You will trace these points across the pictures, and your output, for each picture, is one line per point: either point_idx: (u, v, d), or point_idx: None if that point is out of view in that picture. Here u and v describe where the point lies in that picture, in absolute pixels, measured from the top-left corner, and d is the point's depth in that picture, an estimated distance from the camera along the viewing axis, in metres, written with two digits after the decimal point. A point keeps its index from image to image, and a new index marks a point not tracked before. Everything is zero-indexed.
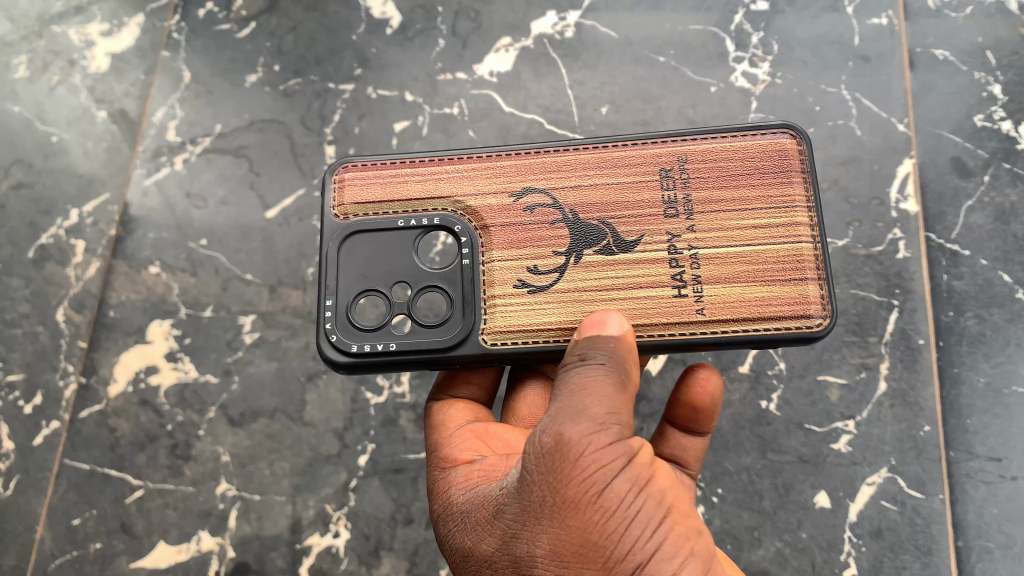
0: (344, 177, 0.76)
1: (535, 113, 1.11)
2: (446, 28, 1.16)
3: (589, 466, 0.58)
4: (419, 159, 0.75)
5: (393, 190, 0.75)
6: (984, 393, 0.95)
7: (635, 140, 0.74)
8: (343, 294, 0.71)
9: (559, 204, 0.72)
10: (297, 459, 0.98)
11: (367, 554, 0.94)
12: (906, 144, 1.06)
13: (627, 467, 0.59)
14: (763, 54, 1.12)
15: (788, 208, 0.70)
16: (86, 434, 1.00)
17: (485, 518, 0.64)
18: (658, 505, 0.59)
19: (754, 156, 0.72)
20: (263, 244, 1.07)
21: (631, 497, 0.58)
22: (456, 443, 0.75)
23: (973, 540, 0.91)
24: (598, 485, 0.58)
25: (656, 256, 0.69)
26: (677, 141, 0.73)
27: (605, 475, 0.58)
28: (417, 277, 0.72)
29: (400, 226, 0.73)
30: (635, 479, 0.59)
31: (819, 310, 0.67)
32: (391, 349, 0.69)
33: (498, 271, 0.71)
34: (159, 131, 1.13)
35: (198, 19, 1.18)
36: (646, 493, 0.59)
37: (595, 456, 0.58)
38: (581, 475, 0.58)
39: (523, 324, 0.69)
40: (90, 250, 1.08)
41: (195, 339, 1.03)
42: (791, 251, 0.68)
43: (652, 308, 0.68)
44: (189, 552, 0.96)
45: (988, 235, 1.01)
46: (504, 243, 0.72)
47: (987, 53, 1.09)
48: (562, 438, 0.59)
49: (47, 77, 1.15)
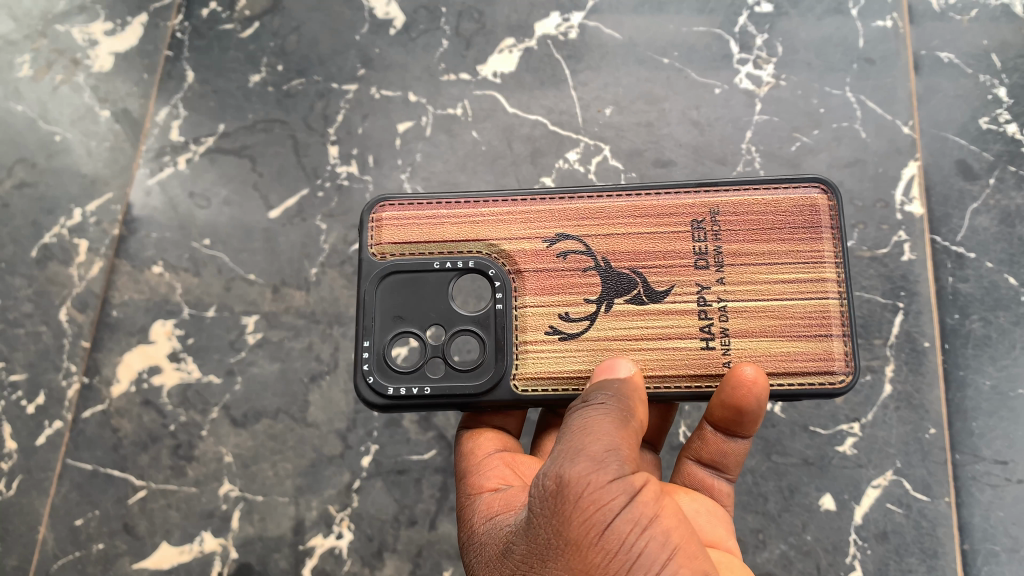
0: (381, 216, 0.77)
1: (540, 114, 1.11)
2: (450, 29, 1.15)
3: (589, 507, 0.58)
4: (453, 202, 0.77)
5: (429, 231, 0.77)
6: (990, 396, 0.95)
7: (669, 190, 0.76)
8: (379, 336, 0.74)
9: (592, 252, 0.75)
10: (301, 460, 0.98)
11: (370, 556, 0.94)
12: (911, 146, 1.06)
13: (629, 506, 0.59)
14: (767, 56, 1.11)
15: (816, 263, 0.72)
16: (89, 435, 1.00)
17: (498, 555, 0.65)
18: (662, 546, 0.58)
19: (788, 212, 0.74)
20: (266, 245, 1.07)
21: (633, 538, 0.58)
22: (485, 471, 0.75)
23: (980, 543, 0.91)
24: (598, 526, 0.58)
25: (686, 307, 0.72)
26: (710, 192, 0.75)
27: (604, 515, 0.58)
28: (450, 319, 0.74)
29: (435, 268, 0.76)
30: (637, 519, 0.59)
31: (842, 367, 0.70)
32: (425, 394, 0.72)
33: (532, 319, 0.74)
34: (162, 130, 1.13)
35: (201, 18, 1.18)
36: (649, 534, 0.59)
37: (594, 497, 0.59)
38: (581, 517, 0.58)
39: (553, 370, 0.72)
40: (93, 250, 1.08)
41: (198, 339, 1.03)
42: (818, 308, 0.72)
43: (679, 360, 0.71)
44: (192, 553, 0.95)
45: (994, 237, 1.01)
46: (537, 288, 0.74)
47: (992, 55, 1.09)
48: (564, 479, 0.60)
49: (50, 77, 1.15)
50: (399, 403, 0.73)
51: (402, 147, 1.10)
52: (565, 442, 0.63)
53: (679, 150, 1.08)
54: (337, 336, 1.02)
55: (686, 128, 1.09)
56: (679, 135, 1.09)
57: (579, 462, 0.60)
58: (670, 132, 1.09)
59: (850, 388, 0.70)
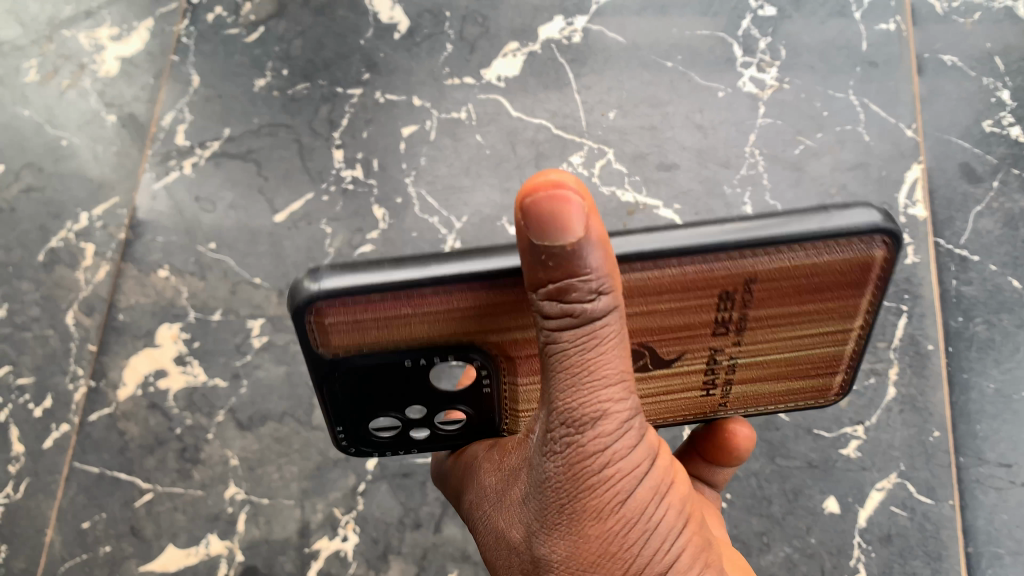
0: (321, 318, 0.58)
1: (543, 118, 1.11)
2: (454, 33, 1.16)
3: (612, 476, 0.55)
4: (417, 289, 0.57)
5: (389, 327, 0.60)
6: (994, 399, 0.95)
7: (701, 251, 0.56)
8: (352, 423, 0.69)
9: None
10: (306, 463, 0.98)
11: (376, 559, 0.94)
12: (914, 149, 1.06)
13: (649, 475, 0.57)
14: (771, 59, 1.12)
15: (846, 318, 0.64)
16: (95, 438, 1.00)
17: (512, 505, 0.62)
18: (676, 514, 0.58)
19: (837, 271, 0.59)
20: (272, 249, 1.07)
21: (652, 507, 0.57)
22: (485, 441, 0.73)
23: (983, 546, 0.91)
24: (620, 496, 0.56)
25: (695, 367, 0.67)
26: (739, 254, 0.57)
27: (628, 484, 0.56)
28: (430, 402, 0.67)
29: (406, 362, 0.63)
30: (655, 486, 0.57)
31: (835, 395, 0.72)
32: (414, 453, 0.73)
33: (525, 392, 0.67)
34: (168, 135, 1.13)
35: (207, 23, 1.19)
36: (666, 501, 0.58)
37: (619, 466, 0.55)
38: (604, 485, 0.56)
39: None
40: (100, 254, 1.08)
41: (204, 343, 1.03)
42: (831, 356, 0.68)
43: (678, 408, 0.71)
44: (198, 556, 0.95)
45: (998, 240, 1.01)
46: (528, 372, 0.66)
47: (995, 58, 1.09)
48: (584, 445, 0.55)
49: (57, 82, 1.16)
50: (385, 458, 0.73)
51: (406, 151, 1.11)
52: (568, 383, 0.54)
53: (683, 153, 1.08)
54: None
55: (690, 131, 1.09)
56: (683, 138, 1.09)
57: (603, 425, 0.54)
58: (674, 135, 1.09)
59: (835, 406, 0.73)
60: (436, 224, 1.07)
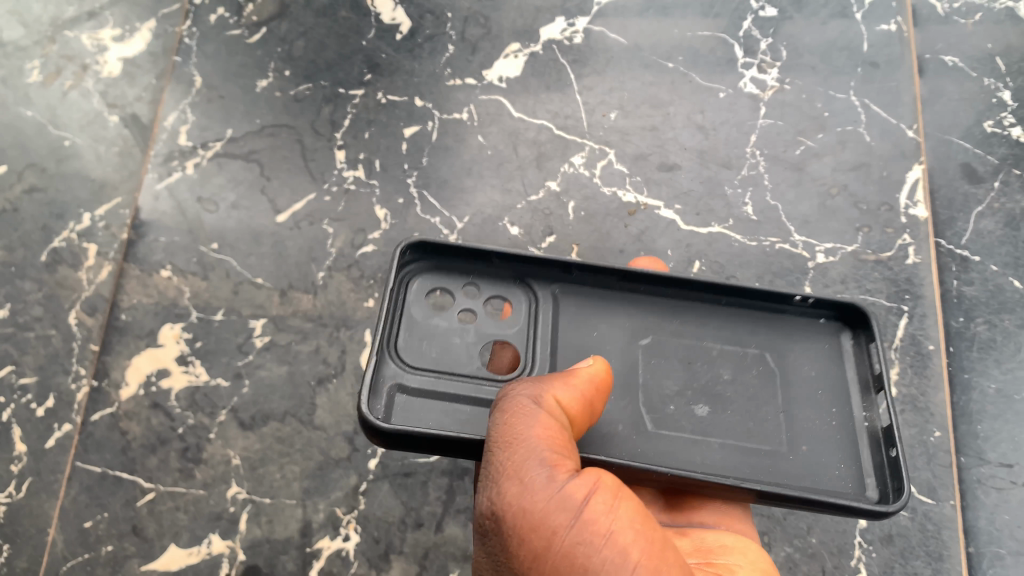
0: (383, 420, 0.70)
1: (545, 119, 1.11)
2: (456, 34, 1.16)
3: (529, 521, 0.62)
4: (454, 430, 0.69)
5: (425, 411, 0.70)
6: (994, 400, 0.96)
7: None
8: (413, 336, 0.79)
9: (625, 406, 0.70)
10: (308, 463, 0.99)
11: (377, 558, 0.94)
12: (915, 149, 1.06)
13: (565, 497, 0.62)
14: (772, 60, 1.12)
15: None
16: (97, 437, 1.01)
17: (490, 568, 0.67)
18: (617, 559, 0.61)
19: None
20: (274, 249, 1.08)
21: (574, 523, 0.62)
22: None
23: (985, 546, 0.91)
24: (541, 530, 0.62)
25: None
26: None
27: (552, 517, 0.62)
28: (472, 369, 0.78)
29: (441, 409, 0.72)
30: (575, 513, 0.62)
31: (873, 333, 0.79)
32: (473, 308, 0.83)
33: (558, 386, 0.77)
34: (171, 136, 1.14)
35: (210, 24, 1.19)
36: (583, 520, 0.62)
37: (532, 511, 0.62)
38: (525, 528, 0.62)
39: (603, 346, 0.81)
40: (102, 254, 1.09)
41: (206, 343, 1.04)
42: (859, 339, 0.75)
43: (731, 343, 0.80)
44: (200, 554, 0.95)
45: (999, 241, 1.02)
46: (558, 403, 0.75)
47: (997, 59, 1.09)
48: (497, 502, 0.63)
49: (59, 82, 1.16)
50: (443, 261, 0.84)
51: (408, 152, 1.11)
52: (491, 461, 0.65)
53: (684, 154, 1.08)
54: (343, 339, 1.03)
55: (691, 132, 1.09)
56: (684, 139, 1.09)
57: (513, 488, 0.63)
58: (675, 136, 1.09)
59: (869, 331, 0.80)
60: (438, 224, 1.07)
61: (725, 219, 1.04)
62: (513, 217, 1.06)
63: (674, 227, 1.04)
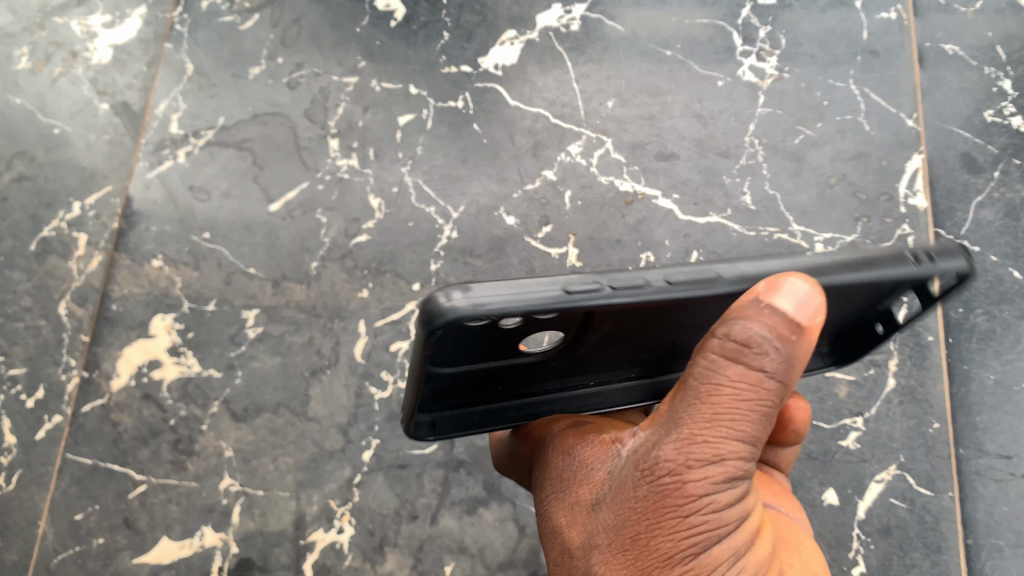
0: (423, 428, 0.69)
1: (542, 107, 1.10)
2: (451, 21, 1.15)
3: (699, 524, 0.55)
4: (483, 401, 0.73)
5: None
6: (994, 391, 0.95)
7: None
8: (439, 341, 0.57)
9: None
10: (302, 455, 0.97)
11: (371, 550, 0.94)
12: (915, 139, 1.05)
13: (732, 535, 0.57)
14: (771, 49, 1.11)
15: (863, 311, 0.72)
16: (88, 429, 0.99)
17: (582, 502, 0.62)
18: (749, 575, 0.58)
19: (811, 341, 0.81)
20: (266, 238, 1.06)
21: (726, 564, 0.57)
22: None
23: (983, 538, 0.90)
24: (700, 543, 0.56)
25: None
26: None
27: (708, 537, 0.56)
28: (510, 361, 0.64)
29: None
30: (735, 547, 0.57)
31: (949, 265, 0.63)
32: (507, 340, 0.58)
33: None
34: (162, 123, 1.12)
35: (201, 11, 1.17)
36: (742, 563, 0.58)
37: (707, 517, 0.55)
38: (687, 530, 0.56)
39: None
40: (92, 243, 1.07)
41: (198, 334, 1.02)
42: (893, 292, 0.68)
43: None
44: (192, 548, 0.95)
45: (999, 231, 1.01)
46: None
47: (998, 48, 1.08)
48: (683, 483, 0.55)
49: (48, 69, 1.15)
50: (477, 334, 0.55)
51: (403, 140, 1.10)
52: (692, 422, 0.55)
53: (682, 143, 1.07)
54: (337, 331, 1.02)
55: (690, 121, 1.08)
56: (683, 128, 1.08)
57: (687, 450, 0.55)
58: (674, 125, 1.08)
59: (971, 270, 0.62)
60: (433, 214, 1.06)
61: (724, 210, 1.04)
62: (507, 207, 1.06)
63: (671, 217, 1.04)
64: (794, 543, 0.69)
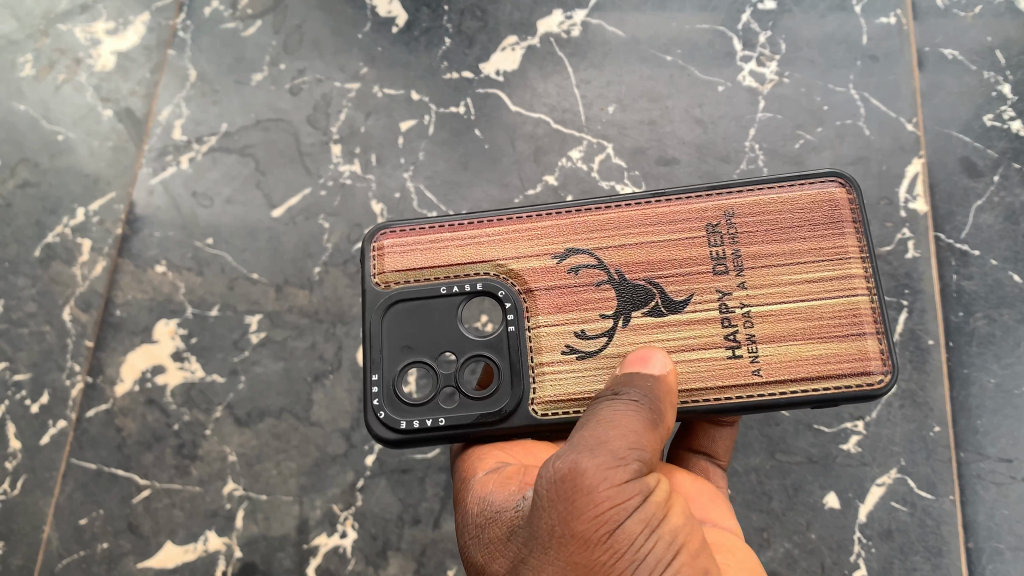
0: (383, 244, 0.77)
1: (543, 113, 1.11)
2: (452, 28, 1.16)
3: (604, 503, 0.56)
4: (457, 224, 0.77)
5: (432, 254, 0.76)
6: (994, 394, 0.95)
7: (682, 195, 0.75)
8: (388, 370, 0.73)
9: (604, 264, 0.74)
10: (305, 460, 0.98)
11: (374, 555, 0.94)
12: (915, 143, 1.06)
13: (640, 507, 0.58)
14: (770, 54, 1.11)
15: (841, 259, 0.71)
16: (92, 434, 1.00)
17: (499, 537, 0.63)
18: (667, 545, 0.58)
19: (804, 209, 0.74)
20: (269, 244, 1.07)
21: (642, 538, 0.57)
22: (479, 454, 0.73)
23: (984, 541, 0.91)
24: (609, 523, 0.57)
25: (709, 314, 0.71)
26: (724, 195, 0.75)
27: (617, 514, 0.57)
28: (462, 345, 0.73)
29: (442, 292, 0.75)
30: (647, 519, 0.58)
31: (879, 367, 0.68)
32: (439, 425, 0.71)
33: (548, 337, 0.73)
34: (165, 130, 1.13)
35: (204, 17, 1.18)
36: (657, 534, 0.58)
37: (610, 492, 0.57)
38: (593, 510, 0.56)
39: (575, 390, 0.71)
40: (96, 249, 1.08)
41: (201, 339, 1.03)
42: (846, 307, 0.70)
43: (704, 372, 0.69)
44: (196, 552, 0.95)
45: (999, 235, 1.01)
46: (549, 308, 0.74)
47: (997, 52, 1.08)
48: (581, 471, 0.57)
49: (52, 76, 1.15)
50: (413, 435, 0.71)
51: (405, 146, 1.10)
52: (584, 435, 0.60)
53: (682, 148, 1.08)
54: (340, 335, 1.02)
55: (690, 126, 1.09)
56: (683, 133, 1.09)
57: (599, 457, 0.58)
58: (674, 130, 1.09)
59: (890, 388, 0.68)
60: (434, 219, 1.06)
61: None
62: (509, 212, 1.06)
63: None
64: (727, 545, 0.69)
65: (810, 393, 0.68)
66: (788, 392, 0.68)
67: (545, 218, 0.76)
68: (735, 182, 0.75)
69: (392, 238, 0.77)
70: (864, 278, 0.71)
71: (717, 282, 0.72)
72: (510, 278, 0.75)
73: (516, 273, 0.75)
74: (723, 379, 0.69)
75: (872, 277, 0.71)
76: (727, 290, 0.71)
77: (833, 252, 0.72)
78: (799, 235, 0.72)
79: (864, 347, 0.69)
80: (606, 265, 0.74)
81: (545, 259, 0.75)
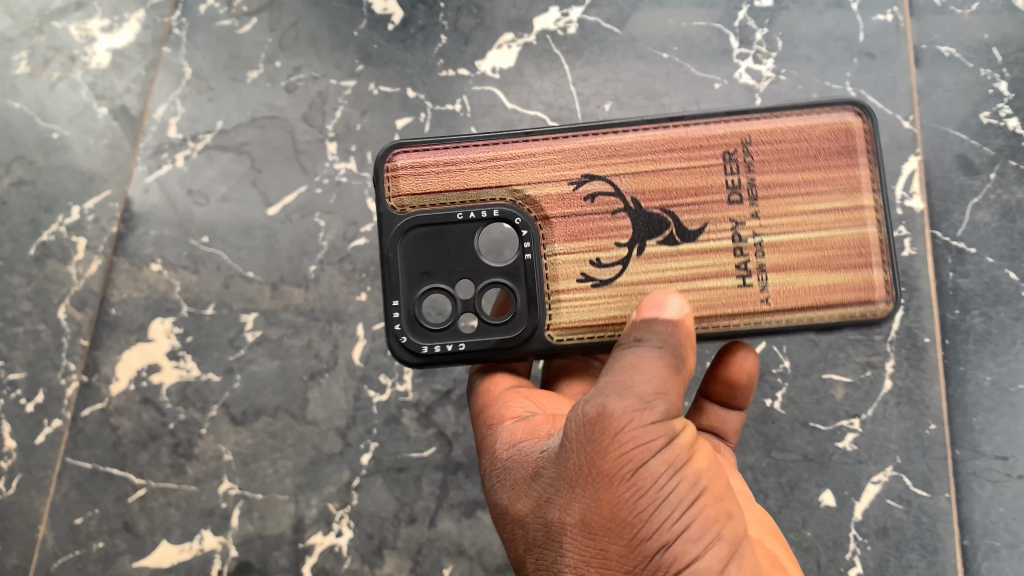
0: (396, 164, 0.74)
1: (539, 110, 1.11)
2: (449, 25, 1.15)
3: (628, 441, 0.59)
4: (470, 145, 0.74)
5: (448, 178, 0.74)
6: (991, 392, 0.95)
7: (700, 119, 0.72)
8: (407, 296, 0.72)
9: (621, 192, 0.72)
10: (301, 458, 0.98)
11: (370, 553, 0.94)
12: (912, 141, 1.05)
13: (665, 448, 0.60)
14: (767, 51, 1.11)
15: (854, 191, 0.70)
16: (88, 433, 1.00)
17: (525, 479, 0.66)
18: (690, 486, 0.60)
19: (820, 135, 0.71)
20: (265, 242, 1.07)
21: (665, 477, 0.59)
22: (503, 404, 0.75)
23: (979, 539, 0.91)
24: (634, 461, 0.59)
25: (721, 244, 0.70)
26: (741, 121, 0.72)
27: (642, 452, 0.59)
28: (480, 271, 0.72)
29: (459, 219, 0.73)
30: (671, 460, 0.60)
31: (884, 294, 0.68)
32: (460, 350, 0.72)
33: (563, 264, 0.72)
34: (160, 127, 1.12)
35: (199, 14, 1.17)
36: (680, 475, 0.60)
37: (636, 431, 0.59)
38: (619, 448, 0.59)
39: (585, 318, 0.71)
40: (91, 247, 1.07)
41: (197, 337, 1.03)
42: (856, 238, 0.69)
43: (716, 301, 0.69)
44: (191, 551, 0.96)
45: (995, 232, 1.01)
46: (566, 235, 0.72)
47: (994, 49, 1.08)
48: (608, 410, 0.60)
49: (47, 73, 1.15)
50: (435, 359, 0.72)
51: None
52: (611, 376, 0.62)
53: None
54: (335, 334, 1.02)
55: None
56: None
57: (626, 398, 0.60)
58: None
59: (893, 315, 0.68)
60: None
61: None
62: None
63: None
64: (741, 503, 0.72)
65: (815, 319, 0.69)
66: (794, 320, 0.69)
67: (566, 138, 0.73)
68: (751, 107, 0.72)
69: (407, 158, 0.74)
70: (875, 209, 0.69)
71: (731, 212, 0.70)
72: (526, 205, 0.73)
73: (533, 199, 0.73)
74: (730, 305, 0.69)
75: (883, 208, 0.69)
76: (739, 220, 0.70)
77: (846, 183, 0.70)
78: (813, 164, 0.70)
79: (869, 278, 0.69)
80: (624, 193, 0.72)
81: (561, 185, 0.73)
